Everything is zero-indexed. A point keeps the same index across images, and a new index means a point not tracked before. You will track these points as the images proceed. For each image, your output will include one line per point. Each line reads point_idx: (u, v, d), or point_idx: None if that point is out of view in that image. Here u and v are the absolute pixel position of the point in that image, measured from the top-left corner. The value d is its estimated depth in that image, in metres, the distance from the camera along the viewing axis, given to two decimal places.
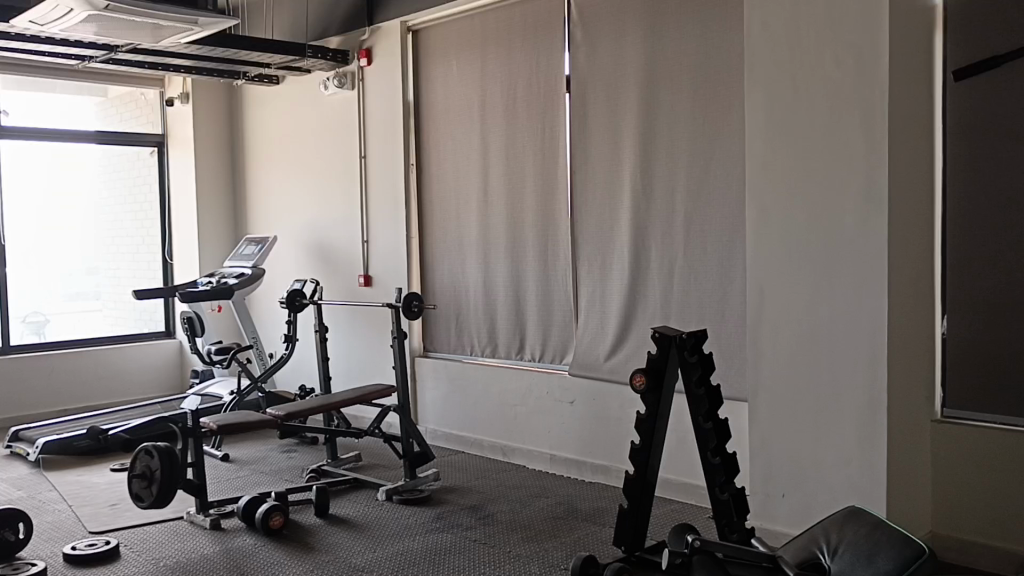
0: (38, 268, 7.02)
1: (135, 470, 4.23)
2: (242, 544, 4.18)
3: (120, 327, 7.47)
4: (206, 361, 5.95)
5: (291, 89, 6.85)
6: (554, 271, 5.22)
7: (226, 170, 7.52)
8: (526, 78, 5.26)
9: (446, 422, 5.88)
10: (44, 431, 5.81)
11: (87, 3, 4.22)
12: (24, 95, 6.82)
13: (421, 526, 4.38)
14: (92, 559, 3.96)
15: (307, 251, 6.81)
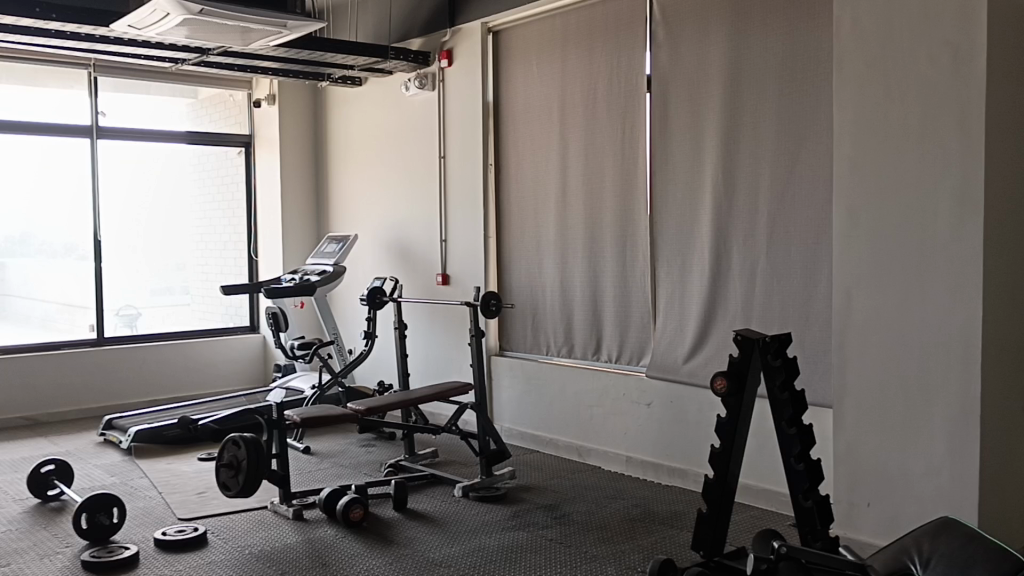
0: (132, 263, 7.30)
1: (223, 460, 4.37)
2: (323, 534, 4.28)
3: (208, 322, 7.72)
4: (289, 355, 6.10)
5: (374, 91, 6.97)
6: (632, 272, 5.19)
7: (309, 169, 7.69)
8: (607, 76, 5.25)
9: (522, 421, 5.89)
10: (136, 420, 6.05)
11: (183, 8, 4.37)
12: (121, 97, 7.11)
13: (497, 524, 4.40)
14: (180, 545, 4.10)
15: (386, 249, 6.92)
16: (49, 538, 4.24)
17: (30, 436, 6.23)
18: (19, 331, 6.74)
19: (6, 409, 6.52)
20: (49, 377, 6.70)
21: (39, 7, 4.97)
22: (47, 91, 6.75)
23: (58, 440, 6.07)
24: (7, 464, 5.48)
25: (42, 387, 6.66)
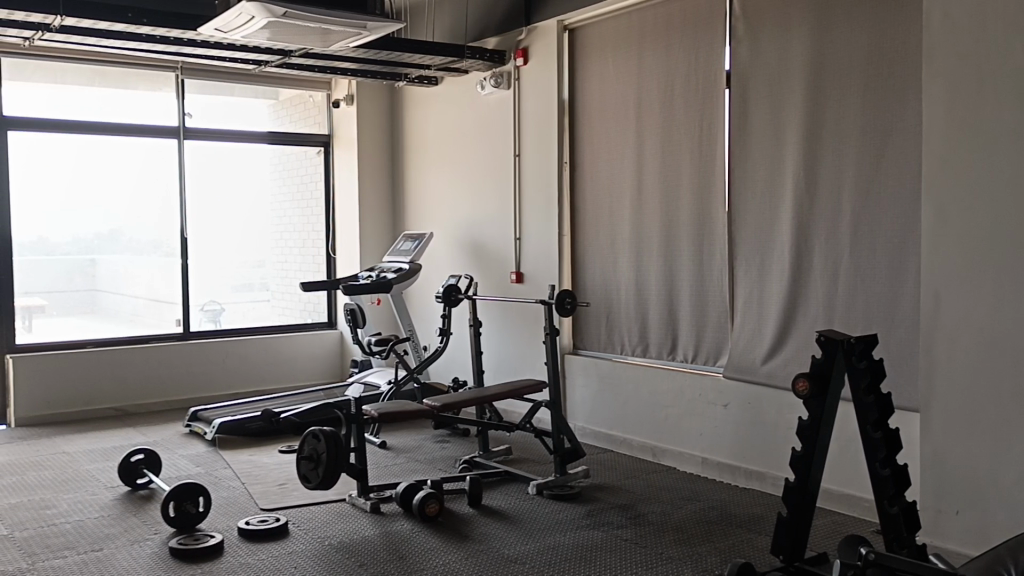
0: (216, 260, 7.53)
1: (303, 453, 4.46)
2: (400, 528, 4.34)
3: (287, 317, 7.92)
4: (366, 351, 6.18)
5: (450, 90, 7.03)
6: (709, 271, 5.12)
7: (386, 168, 7.80)
8: (685, 73, 5.18)
9: (595, 420, 5.87)
10: (220, 412, 6.23)
11: (267, 11, 4.48)
12: (207, 98, 7.33)
13: (571, 522, 4.39)
14: (263, 535, 4.22)
15: (461, 247, 6.98)
16: (139, 524, 4.40)
17: (121, 425, 6.48)
18: (110, 325, 7.01)
19: (98, 399, 6.78)
20: (138, 369, 6.95)
21: (132, 12, 5.15)
22: (137, 94, 7.00)
23: (147, 431, 6.30)
24: (100, 452, 5.71)
25: (131, 379, 6.92)
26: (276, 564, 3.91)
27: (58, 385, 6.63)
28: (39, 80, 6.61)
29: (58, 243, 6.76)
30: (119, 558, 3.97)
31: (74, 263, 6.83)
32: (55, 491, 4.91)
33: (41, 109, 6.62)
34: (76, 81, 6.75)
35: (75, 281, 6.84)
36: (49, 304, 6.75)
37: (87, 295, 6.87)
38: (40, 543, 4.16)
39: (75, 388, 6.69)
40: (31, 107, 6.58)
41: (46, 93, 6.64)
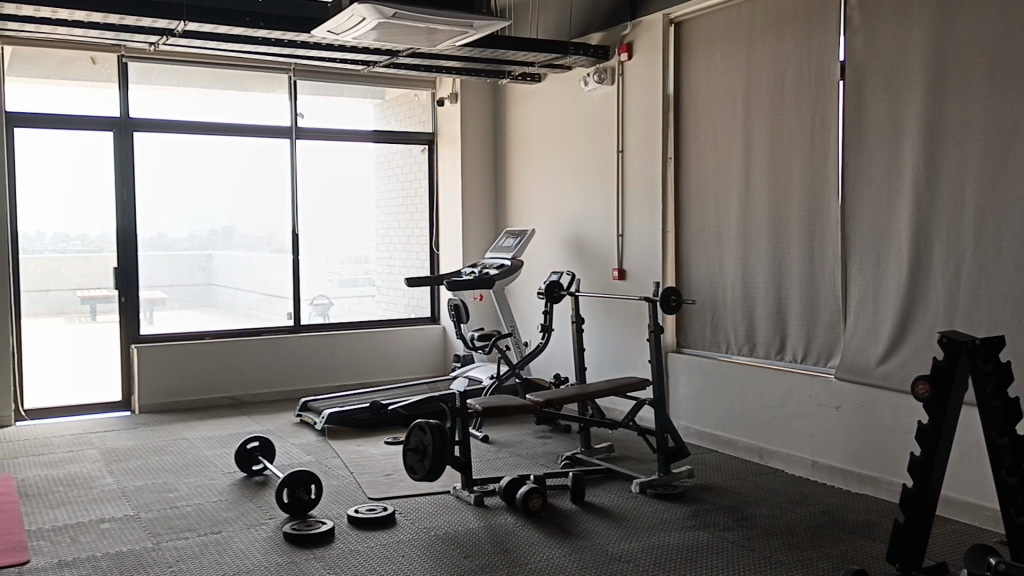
0: (325, 255, 7.75)
1: (410, 444, 4.56)
2: (504, 521, 4.38)
3: (392, 312, 8.09)
4: (470, 346, 6.21)
5: (553, 87, 7.04)
6: (821, 268, 4.97)
7: (489, 166, 7.88)
8: (796, 66, 5.04)
9: (699, 420, 5.77)
10: (329, 403, 6.42)
11: (378, 12, 4.58)
12: (318, 99, 7.56)
13: (676, 522, 4.34)
14: (371, 523, 4.33)
15: (562, 243, 6.98)
16: (255, 509, 4.58)
17: (236, 414, 6.76)
18: (225, 317, 7.31)
19: (214, 388, 7.09)
20: (252, 360, 7.23)
21: (250, 16, 5.35)
22: (251, 95, 7.27)
23: (260, 419, 6.55)
24: (217, 439, 5.97)
25: (245, 370, 7.21)
26: (385, 551, 4.00)
27: (179, 373, 6.95)
28: (161, 83, 6.94)
29: (177, 239, 7.09)
30: (237, 541, 4.14)
31: (191, 258, 7.14)
32: (177, 475, 5.16)
33: (164, 110, 6.95)
34: (196, 83, 7.06)
35: (194, 276, 7.16)
36: (168, 297, 7.08)
37: (203, 289, 7.20)
38: (164, 524, 4.38)
39: (194, 377, 7.01)
40: (155, 110, 6.92)
41: (168, 96, 6.96)
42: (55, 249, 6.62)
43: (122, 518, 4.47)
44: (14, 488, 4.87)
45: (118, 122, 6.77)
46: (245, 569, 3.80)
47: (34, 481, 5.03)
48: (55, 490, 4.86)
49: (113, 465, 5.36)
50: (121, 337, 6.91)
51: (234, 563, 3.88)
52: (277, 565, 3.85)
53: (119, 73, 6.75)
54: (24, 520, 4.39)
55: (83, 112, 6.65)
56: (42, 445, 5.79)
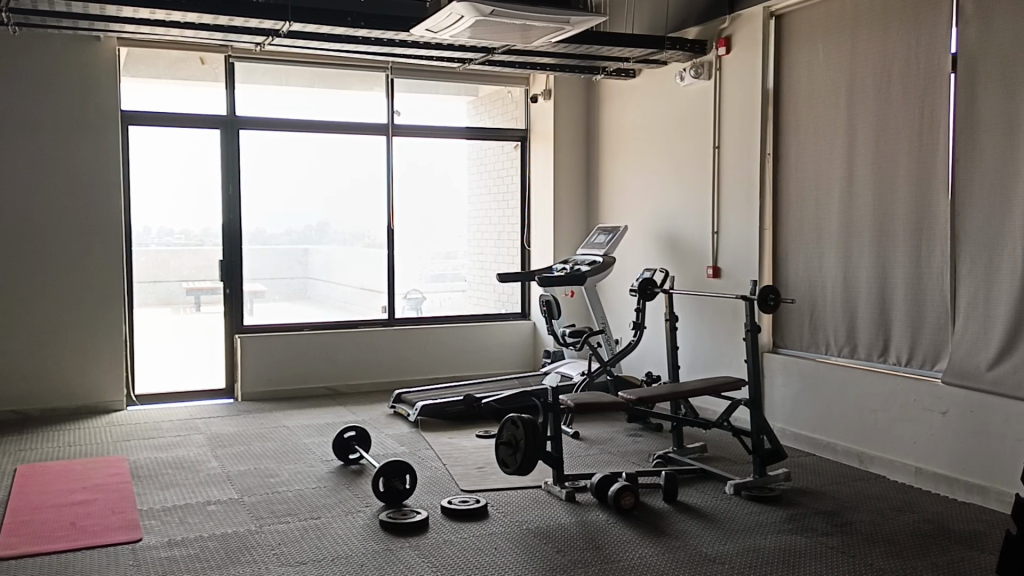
0: (418, 250, 7.88)
1: (502, 438, 4.60)
2: (596, 518, 4.38)
3: (483, 307, 8.17)
4: (560, 342, 6.21)
5: (648, 82, 6.98)
6: (928, 268, 4.79)
7: (582, 162, 7.87)
8: (904, 58, 4.86)
9: (796, 422, 5.64)
10: (422, 395, 6.53)
11: (475, 10, 4.63)
12: (413, 97, 7.69)
13: (772, 525, 4.26)
14: (464, 515, 4.39)
15: (656, 240, 6.92)
16: (352, 497, 4.70)
17: (332, 404, 6.94)
18: (323, 309, 7.51)
19: (311, 379, 7.30)
20: (347, 352, 7.41)
21: (351, 16, 5.49)
22: (349, 93, 7.45)
23: (356, 410, 6.71)
24: (315, 428, 6.14)
25: (341, 361, 7.40)
26: (478, 543, 4.05)
27: (278, 363, 7.18)
28: (266, 82, 7.17)
29: (276, 234, 7.30)
30: (335, 527, 4.25)
31: (290, 252, 7.35)
32: (277, 461, 5.34)
33: (267, 108, 7.18)
34: (297, 82, 7.27)
35: (293, 269, 7.37)
36: (268, 289, 7.30)
37: (301, 283, 7.40)
38: (266, 508, 4.54)
39: (292, 367, 7.23)
40: (259, 108, 7.15)
41: (272, 94, 7.19)
42: (162, 242, 6.92)
43: (226, 501, 4.65)
44: (126, 469, 5.12)
45: (225, 120, 7.03)
46: (343, 555, 3.91)
47: (145, 463, 5.28)
48: (164, 472, 5.10)
49: (218, 449, 5.59)
50: (225, 327, 7.18)
51: (332, 548, 3.99)
52: (374, 552, 3.94)
53: (226, 72, 7.00)
54: (137, 499, 4.62)
55: (192, 110, 6.93)
56: (152, 429, 6.08)
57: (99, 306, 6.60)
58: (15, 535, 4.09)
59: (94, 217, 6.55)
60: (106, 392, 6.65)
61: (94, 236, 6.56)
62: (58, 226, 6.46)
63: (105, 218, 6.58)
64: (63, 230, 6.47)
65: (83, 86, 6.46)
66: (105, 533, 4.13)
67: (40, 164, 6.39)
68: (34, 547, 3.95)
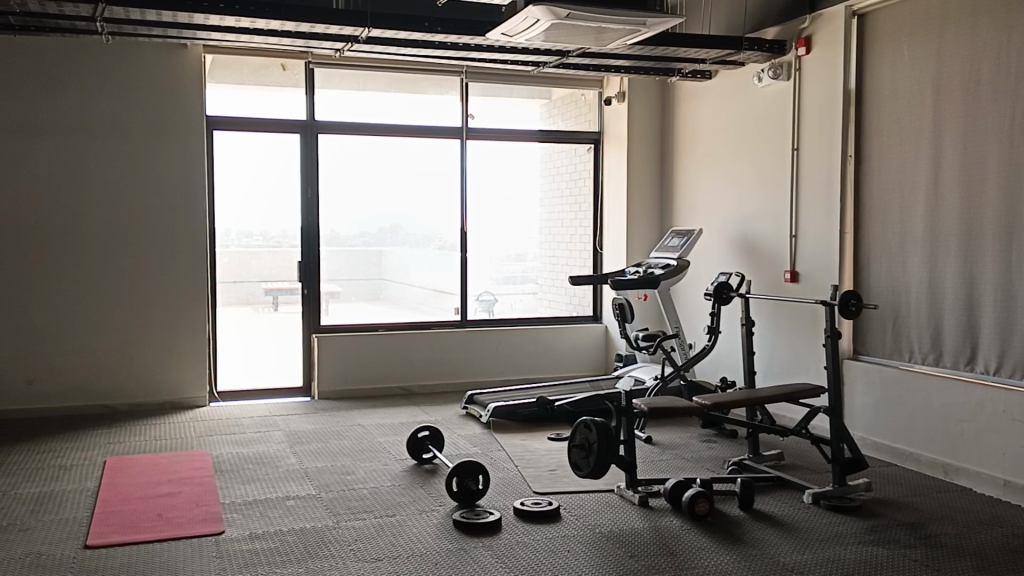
0: (491, 253, 7.93)
1: (575, 441, 4.60)
2: (670, 523, 4.34)
3: (555, 309, 8.18)
4: (634, 346, 6.14)
5: (724, 84, 6.89)
6: (1019, 274, 4.61)
7: (656, 164, 7.81)
8: (994, 56, 4.70)
9: (876, 431, 5.49)
10: (494, 397, 6.57)
11: (551, 13, 4.63)
12: (488, 101, 7.74)
13: (853, 536, 4.16)
14: (536, 516, 4.40)
15: (731, 244, 6.83)
16: (426, 495, 4.76)
17: (406, 404, 7.04)
18: (397, 310, 7.61)
19: (385, 378, 7.41)
20: (421, 353, 7.50)
21: (428, 21, 5.56)
22: (425, 97, 7.54)
23: (429, 410, 6.79)
24: (389, 427, 6.24)
25: (414, 362, 7.49)
26: (551, 545, 4.06)
27: (354, 363, 7.31)
28: (345, 87, 7.31)
29: (352, 236, 7.44)
30: (410, 525, 4.31)
31: (364, 254, 7.48)
32: (353, 459, 5.43)
33: (346, 113, 7.32)
34: (375, 87, 7.40)
35: (367, 271, 7.49)
36: (343, 290, 7.44)
37: (375, 284, 7.52)
38: (343, 504, 4.63)
39: (367, 367, 7.36)
40: (337, 113, 7.29)
41: (350, 99, 7.33)
42: (242, 244, 7.12)
43: (305, 497, 4.76)
44: (209, 463, 5.29)
45: (304, 124, 7.19)
46: (418, 553, 3.96)
47: (227, 457, 5.44)
48: (245, 467, 5.24)
49: (296, 446, 5.72)
50: (303, 326, 7.34)
51: (407, 546, 4.05)
52: (447, 550, 3.99)
53: (306, 78, 7.15)
54: (219, 493, 4.77)
55: (274, 116, 7.11)
56: (233, 425, 6.26)
57: (184, 305, 6.82)
58: (106, 524, 4.27)
59: (179, 219, 6.78)
60: (190, 388, 6.87)
61: (180, 237, 6.78)
62: (146, 229, 6.71)
63: (190, 220, 6.80)
64: (151, 232, 6.72)
65: (171, 93, 6.69)
66: (189, 524, 4.27)
67: (131, 169, 6.64)
68: (123, 537, 4.11)
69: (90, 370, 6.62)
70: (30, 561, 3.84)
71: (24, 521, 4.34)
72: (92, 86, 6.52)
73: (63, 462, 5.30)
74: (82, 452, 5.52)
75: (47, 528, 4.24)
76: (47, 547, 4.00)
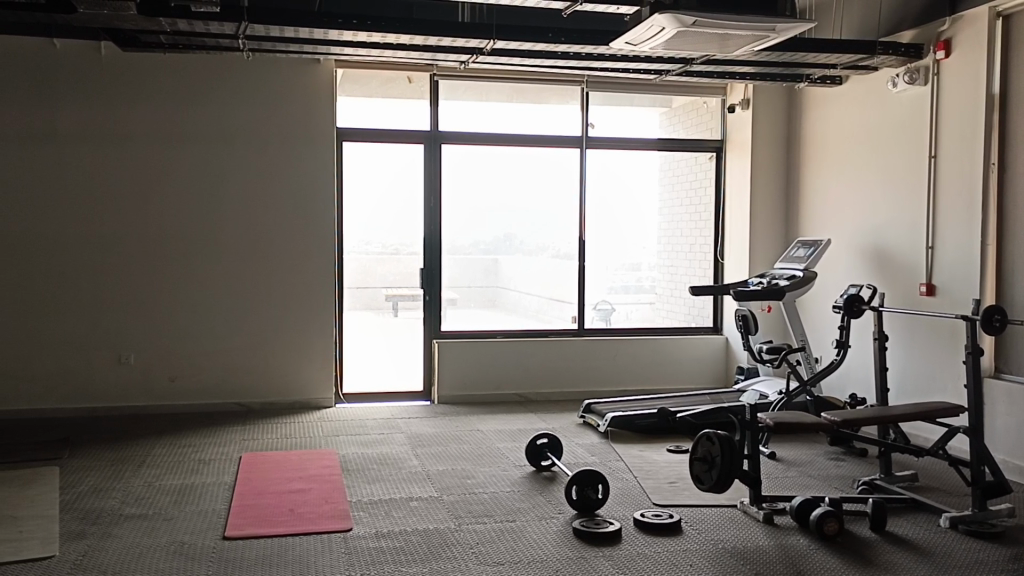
0: (608, 262, 7.91)
1: (697, 454, 4.53)
2: (797, 542, 4.21)
3: (673, 320, 8.08)
4: (757, 358, 6.01)
5: (857, 90, 6.66)
6: None
7: (781, 173, 7.62)
8: None
9: (1021, 454, 5.17)
10: (611, 407, 6.54)
11: (677, 21, 4.59)
12: (609, 109, 7.74)
13: (996, 564, 3.93)
14: (658, 529, 4.35)
15: (863, 255, 6.58)
16: (545, 502, 4.79)
17: (523, 410, 7.09)
18: (515, 318, 7.69)
19: (503, 385, 7.50)
20: (539, 360, 7.56)
21: (552, 32, 5.60)
22: (546, 107, 7.61)
23: (546, 417, 6.82)
24: (508, 433, 6.30)
25: (532, 369, 7.55)
26: (673, 558, 4.01)
27: (473, 369, 7.43)
28: (469, 97, 7.45)
29: (471, 245, 7.57)
30: (530, 531, 4.34)
31: (482, 261, 7.59)
32: (473, 463, 5.52)
33: (468, 123, 7.46)
34: (497, 98, 7.51)
35: (485, 278, 7.59)
36: (462, 297, 7.57)
37: (492, 292, 7.62)
38: (464, 507, 4.70)
39: (486, 373, 7.46)
40: (460, 123, 7.44)
41: (473, 110, 7.46)
42: (369, 252, 7.36)
43: (427, 498, 4.86)
44: (337, 462, 5.47)
45: (428, 135, 7.37)
46: (539, 559, 3.98)
47: (353, 457, 5.61)
48: (370, 467, 5.40)
49: (418, 449, 5.85)
50: (424, 332, 7.50)
51: (528, 551, 4.07)
52: (568, 558, 3.99)
53: (431, 90, 7.33)
54: (347, 491, 4.92)
55: (400, 127, 7.31)
56: (358, 426, 6.46)
57: (312, 309, 7.09)
58: (242, 517, 4.48)
59: (311, 225, 7.06)
60: (317, 389, 7.13)
61: (311, 243, 7.06)
62: (279, 235, 7.01)
63: (319, 227, 7.07)
64: (284, 237, 7.02)
65: (304, 106, 6.99)
66: (319, 520, 4.43)
67: (267, 179, 6.97)
68: (258, 529, 4.30)
69: (226, 369, 6.97)
70: (175, 549, 4.07)
71: (168, 511, 4.60)
72: (232, 100, 6.87)
73: (202, 456, 5.60)
74: (219, 447, 5.82)
75: (189, 519, 4.48)
76: (189, 536, 4.23)
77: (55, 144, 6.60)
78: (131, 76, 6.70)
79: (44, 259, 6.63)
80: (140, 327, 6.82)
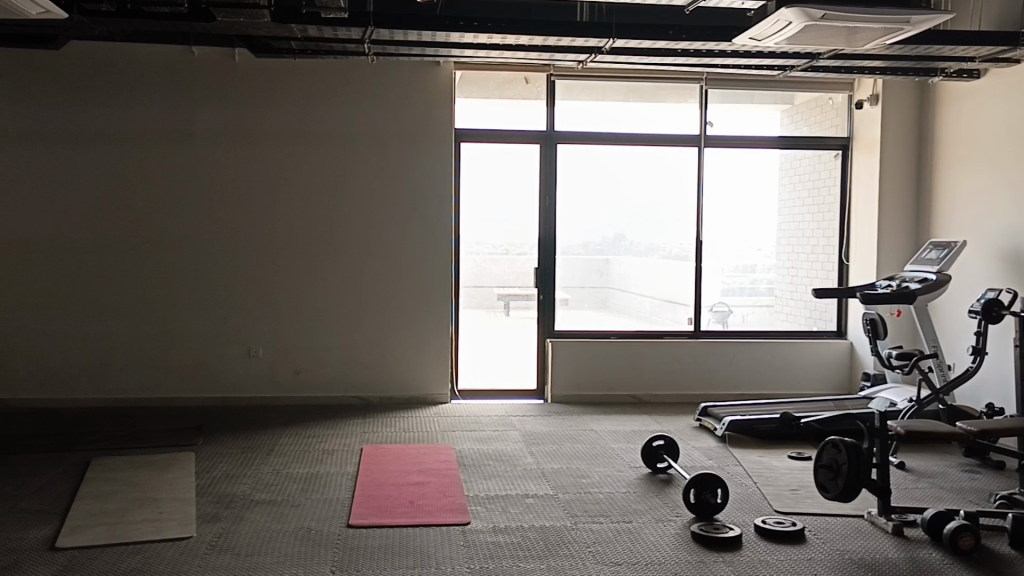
0: (725, 262, 7.76)
1: (822, 461, 4.39)
2: (930, 557, 4.02)
3: (793, 324, 7.86)
4: (886, 364, 5.76)
5: (997, 83, 6.30)
6: None
7: (912, 171, 7.29)
8: None
9: None
10: (729, 411, 6.41)
11: (805, 14, 4.46)
12: (728, 108, 7.60)
13: None
14: (779, 536, 4.24)
15: (1002, 258, 6.23)
16: (662, 505, 4.73)
17: (637, 412, 7.04)
18: (629, 319, 7.64)
19: (616, 386, 7.46)
20: (653, 361, 7.48)
21: (673, 29, 5.54)
22: (663, 106, 7.52)
23: (661, 419, 6.74)
24: (623, 434, 6.27)
25: (645, 370, 7.48)
26: (796, 566, 3.90)
27: (586, 370, 7.42)
28: (584, 98, 7.44)
29: (584, 246, 7.57)
30: (647, 533, 4.30)
31: (593, 262, 7.57)
32: (588, 463, 5.51)
33: (584, 124, 7.46)
34: (612, 98, 7.47)
35: (597, 278, 7.57)
36: (574, 297, 7.58)
37: (605, 293, 7.60)
38: (580, 506, 4.70)
39: (598, 373, 7.44)
40: (575, 123, 7.45)
41: (589, 110, 7.46)
42: (485, 252, 7.47)
43: (543, 496, 4.88)
44: (454, 457, 5.58)
45: (545, 135, 7.41)
46: (657, 561, 3.94)
47: (469, 453, 5.70)
48: (486, 463, 5.47)
49: (534, 446, 5.89)
50: (537, 332, 7.55)
51: (646, 553, 4.04)
52: (687, 562, 3.94)
53: (547, 91, 7.36)
54: (464, 486, 5.00)
55: (517, 128, 7.38)
56: (474, 422, 6.55)
57: (429, 306, 7.24)
58: (365, 507, 4.62)
59: (429, 225, 7.21)
60: (433, 385, 7.27)
61: (428, 242, 7.21)
62: (398, 233, 7.19)
63: (437, 226, 7.21)
64: (403, 235, 7.19)
65: (423, 108, 7.14)
66: (438, 513, 4.52)
67: (387, 179, 7.15)
68: (380, 519, 4.42)
69: (346, 365, 7.19)
70: (303, 535, 4.23)
71: (295, 498, 4.79)
72: (355, 102, 7.09)
73: (325, 447, 5.80)
74: (342, 438, 6.02)
75: (315, 506, 4.65)
76: (316, 523, 4.39)
77: (192, 147, 6.97)
78: (261, 82, 7.00)
79: (179, 255, 7.01)
80: (266, 322, 7.12)
